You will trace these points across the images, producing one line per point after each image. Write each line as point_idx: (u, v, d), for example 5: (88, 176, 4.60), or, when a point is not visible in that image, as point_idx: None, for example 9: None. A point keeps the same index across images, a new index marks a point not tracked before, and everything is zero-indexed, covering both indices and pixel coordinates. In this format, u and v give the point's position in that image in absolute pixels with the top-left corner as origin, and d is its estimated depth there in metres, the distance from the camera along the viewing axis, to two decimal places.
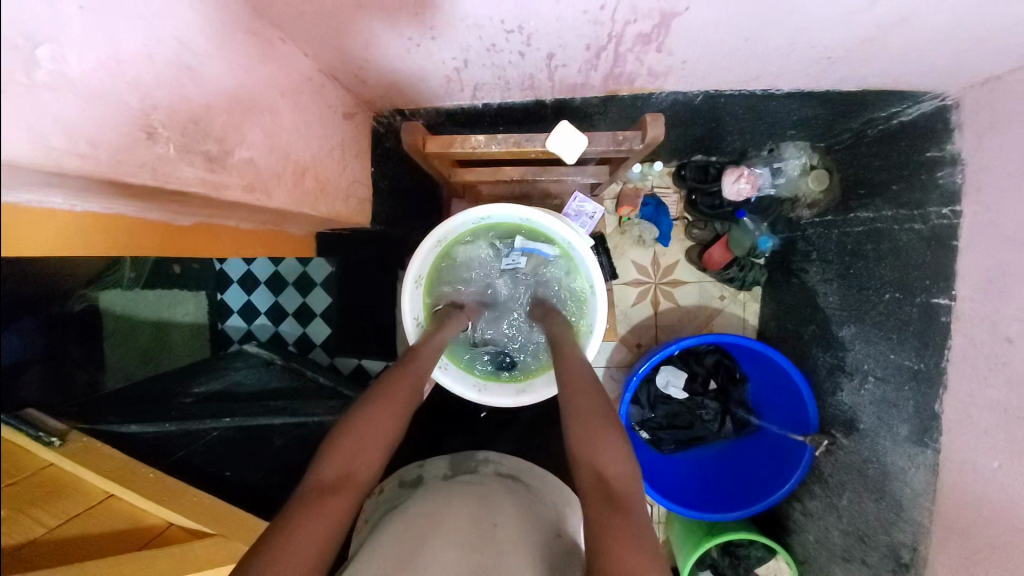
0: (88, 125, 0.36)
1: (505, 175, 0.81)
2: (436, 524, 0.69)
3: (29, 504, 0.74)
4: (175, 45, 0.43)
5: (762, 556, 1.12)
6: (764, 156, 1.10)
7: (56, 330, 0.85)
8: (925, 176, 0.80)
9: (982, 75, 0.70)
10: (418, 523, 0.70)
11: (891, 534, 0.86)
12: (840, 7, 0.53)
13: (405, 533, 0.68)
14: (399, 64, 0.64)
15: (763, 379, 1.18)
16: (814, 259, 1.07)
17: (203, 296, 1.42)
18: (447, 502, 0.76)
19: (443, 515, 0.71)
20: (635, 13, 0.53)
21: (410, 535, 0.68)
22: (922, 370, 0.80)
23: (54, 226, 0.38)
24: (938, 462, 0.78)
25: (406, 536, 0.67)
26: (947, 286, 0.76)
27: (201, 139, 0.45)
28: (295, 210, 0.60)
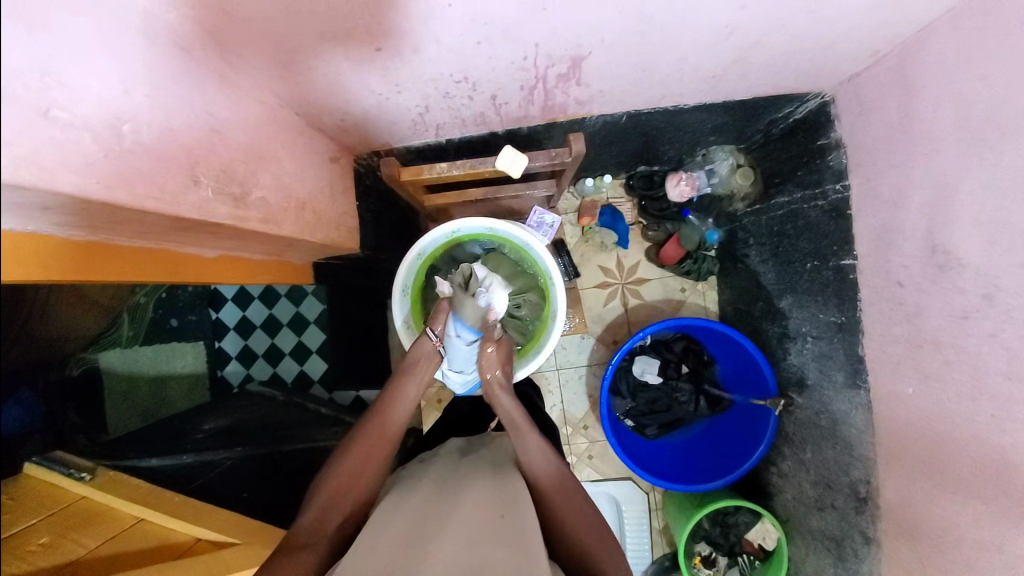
0: (155, 176, 0.46)
1: (472, 196, 0.95)
2: (454, 497, 0.68)
3: (67, 529, 0.83)
4: (209, 115, 0.54)
5: (749, 522, 1.19)
6: (699, 161, 1.24)
7: (57, 395, 1.05)
8: (819, 160, 0.96)
9: (845, 75, 0.86)
10: (434, 494, 0.69)
11: (849, 473, 0.95)
12: (705, 39, 0.68)
13: (420, 501, 0.68)
14: (374, 115, 0.78)
15: (727, 357, 1.29)
16: (752, 244, 1.23)
17: (201, 346, 1.51)
18: (463, 473, 0.76)
19: (460, 486, 0.71)
20: (552, 59, 0.68)
21: (426, 503, 0.67)
22: (844, 322, 0.93)
23: (121, 258, 0.52)
24: (870, 399, 0.89)
25: (422, 504, 0.67)
26: (850, 248, 0.90)
27: (230, 183, 0.56)
28: (298, 236, 0.71)
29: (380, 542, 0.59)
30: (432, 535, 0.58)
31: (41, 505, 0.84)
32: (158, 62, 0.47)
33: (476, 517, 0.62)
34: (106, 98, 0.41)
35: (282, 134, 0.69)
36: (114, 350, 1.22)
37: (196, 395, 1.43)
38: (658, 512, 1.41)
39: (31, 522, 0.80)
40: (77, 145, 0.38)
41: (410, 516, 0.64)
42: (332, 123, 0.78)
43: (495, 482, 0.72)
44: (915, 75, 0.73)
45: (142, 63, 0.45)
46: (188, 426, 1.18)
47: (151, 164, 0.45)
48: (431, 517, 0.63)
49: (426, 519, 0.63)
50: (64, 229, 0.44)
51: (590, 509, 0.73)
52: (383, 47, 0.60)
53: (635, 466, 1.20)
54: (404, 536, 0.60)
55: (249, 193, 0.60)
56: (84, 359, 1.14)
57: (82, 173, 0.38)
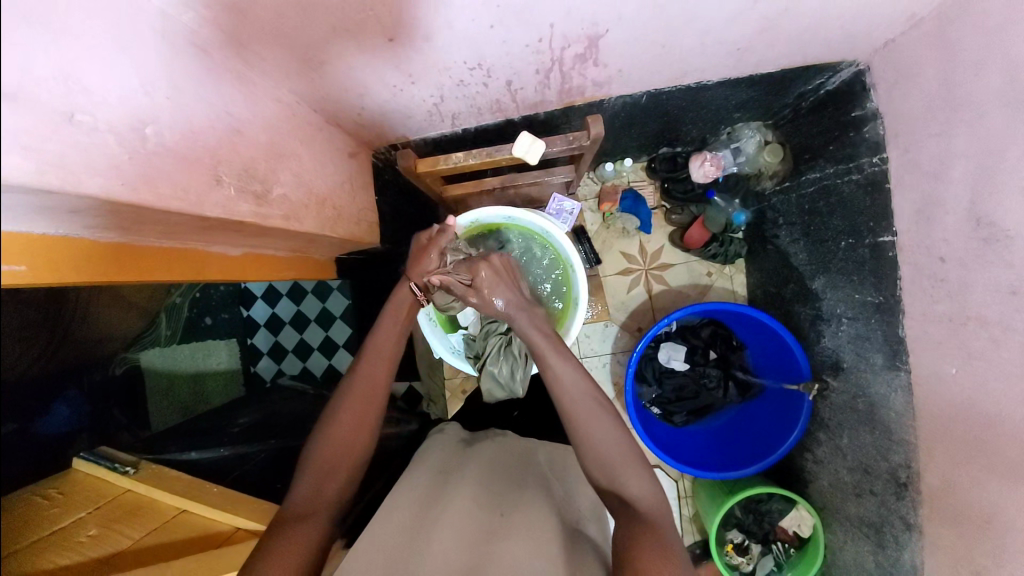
0: (181, 176, 0.47)
1: (490, 186, 0.93)
2: (457, 486, 0.70)
3: (114, 521, 0.88)
4: (227, 115, 0.54)
5: (784, 509, 1.16)
6: (723, 140, 1.20)
7: (101, 396, 1.12)
8: (854, 133, 0.91)
9: (880, 41, 0.82)
10: (439, 484, 0.71)
11: (889, 459, 0.91)
12: (728, 9, 0.65)
13: (425, 488, 0.70)
14: (389, 107, 0.77)
15: (757, 342, 1.25)
16: (782, 224, 1.18)
17: (235, 342, 1.56)
18: (468, 464, 0.77)
19: (463, 476, 0.72)
20: (567, 40, 0.66)
21: (430, 491, 0.70)
22: (882, 302, 0.89)
23: (148, 259, 0.53)
24: (911, 381, 0.85)
25: (425, 491, 0.70)
26: (887, 225, 0.85)
27: (251, 183, 0.57)
28: (319, 232, 0.72)
29: (384, 533, 0.62)
30: (434, 529, 0.61)
31: (87, 500, 0.90)
32: (175, 63, 0.48)
33: (475, 515, 0.65)
34: (128, 99, 0.41)
35: (300, 132, 0.69)
36: (153, 349, 1.26)
37: (232, 390, 1.48)
38: (687, 499, 1.40)
39: (79, 515, 0.86)
40: (103, 149, 0.39)
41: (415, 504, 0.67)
42: (349, 118, 0.78)
43: (496, 475, 0.75)
44: (957, 35, 0.68)
45: (160, 65, 0.46)
46: (224, 420, 1.22)
47: (176, 165, 0.46)
48: (432, 511, 0.65)
49: (431, 509, 0.65)
50: (93, 233, 0.46)
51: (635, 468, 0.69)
52: (395, 37, 0.59)
53: (663, 453, 1.18)
54: (407, 529, 0.62)
55: (271, 191, 0.61)
56: (127, 357, 1.19)
57: (109, 177, 0.39)
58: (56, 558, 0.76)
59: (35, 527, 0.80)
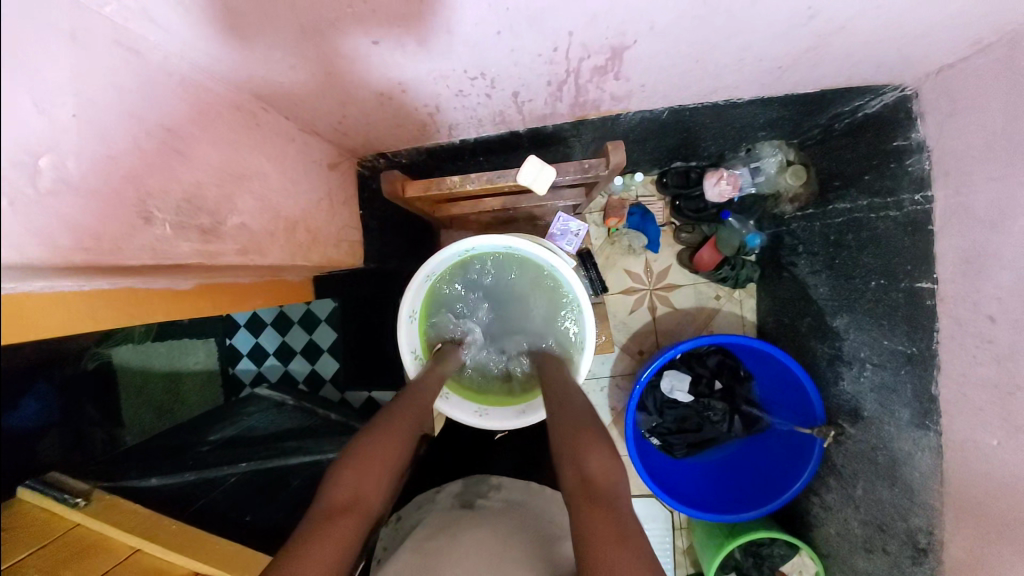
0: (92, 220, 0.37)
1: (488, 207, 0.84)
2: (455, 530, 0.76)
3: (60, 564, 0.78)
4: (166, 133, 0.44)
5: (786, 555, 1.09)
6: (742, 156, 1.10)
7: (75, 393, 1.08)
8: (894, 164, 0.82)
9: (934, 66, 0.73)
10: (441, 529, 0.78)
11: (908, 520, 0.84)
12: (779, 23, 0.55)
13: (430, 535, 0.77)
14: (376, 114, 0.67)
15: (767, 377, 1.18)
16: (801, 252, 1.09)
17: (213, 343, 1.46)
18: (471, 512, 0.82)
19: (466, 522, 0.79)
20: (586, 51, 0.56)
21: (420, 555, 0.71)
22: (915, 354, 0.81)
23: (80, 307, 0.43)
24: (942, 444, 0.77)
25: (417, 556, 0.72)
26: (928, 270, 0.77)
27: (196, 215, 0.47)
28: (288, 260, 0.62)
29: None
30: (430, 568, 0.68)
31: (32, 538, 0.81)
32: (95, 70, 0.38)
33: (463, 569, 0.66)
34: (12, 124, 0.31)
35: (268, 143, 0.59)
36: (127, 346, 1.19)
37: (211, 393, 1.42)
38: (683, 532, 1.33)
39: (21, 556, 0.76)
40: None
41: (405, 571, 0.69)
42: (330, 126, 0.68)
43: (485, 527, 0.75)
44: None
45: (72, 75, 0.36)
46: (193, 438, 1.13)
47: (84, 206, 0.36)
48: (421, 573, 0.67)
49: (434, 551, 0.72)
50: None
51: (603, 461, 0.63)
52: (381, 39, 0.50)
53: (662, 492, 1.10)
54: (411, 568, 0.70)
55: (224, 222, 0.51)
56: (100, 353, 1.12)
57: None
58: None
59: None
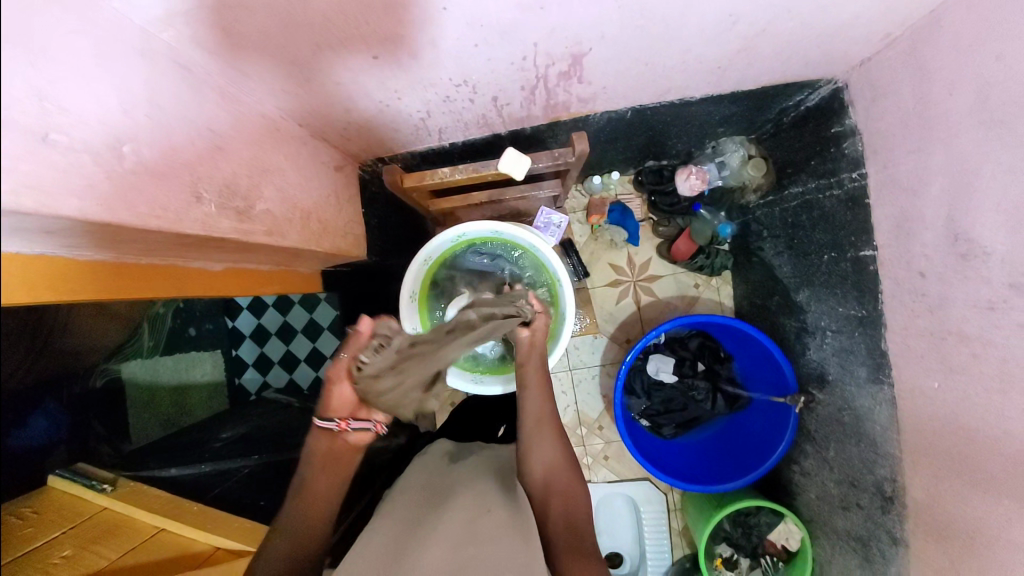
0: (160, 196, 0.47)
1: (476, 199, 0.94)
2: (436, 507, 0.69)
3: (89, 541, 0.85)
4: (206, 131, 0.54)
5: (772, 523, 1.16)
6: (708, 154, 1.21)
7: (80, 408, 1.09)
8: (834, 149, 0.93)
9: (856, 60, 0.84)
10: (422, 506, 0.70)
11: (875, 472, 0.92)
12: (710, 28, 0.66)
13: (409, 513, 0.69)
14: (376, 121, 0.77)
15: (744, 354, 1.26)
16: (766, 237, 1.19)
17: (219, 354, 1.50)
18: (455, 480, 0.75)
19: (450, 492, 0.72)
20: (551, 58, 0.67)
21: (416, 510, 0.70)
22: (865, 316, 0.90)
23: (137, 276, 0.54)
24: (894, 394, 0.85)
25: (411, 510, 0.70)
26: (869, 239, 0.87)
27: (233, 198, 0.57)
28: (302, 246, 0.71)
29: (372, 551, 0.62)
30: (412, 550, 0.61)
31: (63, 518, 0.88)
32: (157, 82, 0.49)
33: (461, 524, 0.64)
34: (106, 120, 0.42)
35: (284, 146, 0.69)
36: (135, 361, 1.22)
37: (214, 403, 1.44)
38: (678, 512, 1.39)
39: (54, 535, 0.84)
40: (79, 168, 0.39)
41: (399, 526, 0.67)
42: (336, 132, 0.78)
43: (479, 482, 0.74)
44: (930, 58, 0.70)
45: (140, 84, 0.46)
46: (207, 435, 1.20)
47: (153, 183, 0.46)
48: (416, 530, 0.64)
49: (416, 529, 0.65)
50: (72, 251, 0.46)
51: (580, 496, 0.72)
52: (379, 54, 0.60)
53: (653, 466, 1.17)
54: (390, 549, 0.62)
55: (254, 206, 0.61)
56: (108, 369, 1.15)
57: (84, 196, 0.39)
58: None
59: (8, 547, 0.77)
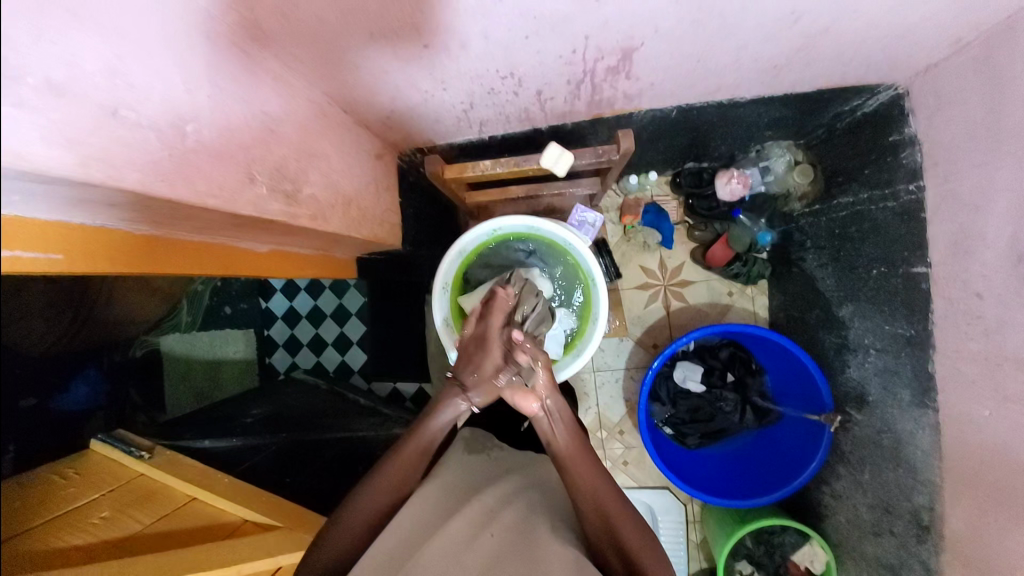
0: (216, 176, 0.48)
1: (513, 194, 0.94)
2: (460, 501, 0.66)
3: (126, 505, 0.89)
4: (260, 113, 0.55)
5: (795, 543, 1.12)
6: (753, 158, 1.17)
7: (121, 375, 1.18)
8: (891, 158, 0.88)
9: (922, 65, 0.80)
10: (447, 494, 0.68)
11: (912, 500, 0.87)
12: (769, 26, 0.64)
13: (434, 500, 0.67)
14: (418, 111, 0.77)
15: (778, 367, 1.22)
16: (810, 247, 1.15)
17: (252, 332, 1.54)
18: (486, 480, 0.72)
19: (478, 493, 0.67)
20: (601, 52, 0.66)
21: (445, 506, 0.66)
22: (913, 336, 0.85)
23: (188, 254, 0.56)
24: (939, 420, 0.81)
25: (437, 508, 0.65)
26: (923, 255, 0.82)
27: (281, 181, 0.58)
28: (342, 232, 0.73)
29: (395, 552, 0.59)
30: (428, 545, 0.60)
31: (103, 483, 0.93)
32: (218, 63, 0.50)
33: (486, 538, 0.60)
34: (169, 97, 0.43)
35: (329, 132, 0.70)
36: (174, 334, 1.29)
37: (245, 379, 1.47)
38: (695, 523, 1.36)
39: (93, 497, 0.88)
40: (143, 144, 0.40)
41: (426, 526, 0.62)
42: (379, 120, 0.79)
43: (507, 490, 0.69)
44: (1003, 66, 0.66)
45: (201, 64, 0.48)
46: (238, 411, 1.24)
47: (210, 161, 0.47)
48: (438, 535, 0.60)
49: (442, 519, 0.64)
50: (128, 224, 0.47)
51: (618, 496, 0.69)
52: (430, 43, 0.60)
53: (677, 476, 1.14)
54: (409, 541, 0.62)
55: (300, 190, 0.62)
56: (147, 340, 1.22)
57: (147, 172, 0.41)
58: (66, 535, 0.78)
59: (44, 509, 0.82)
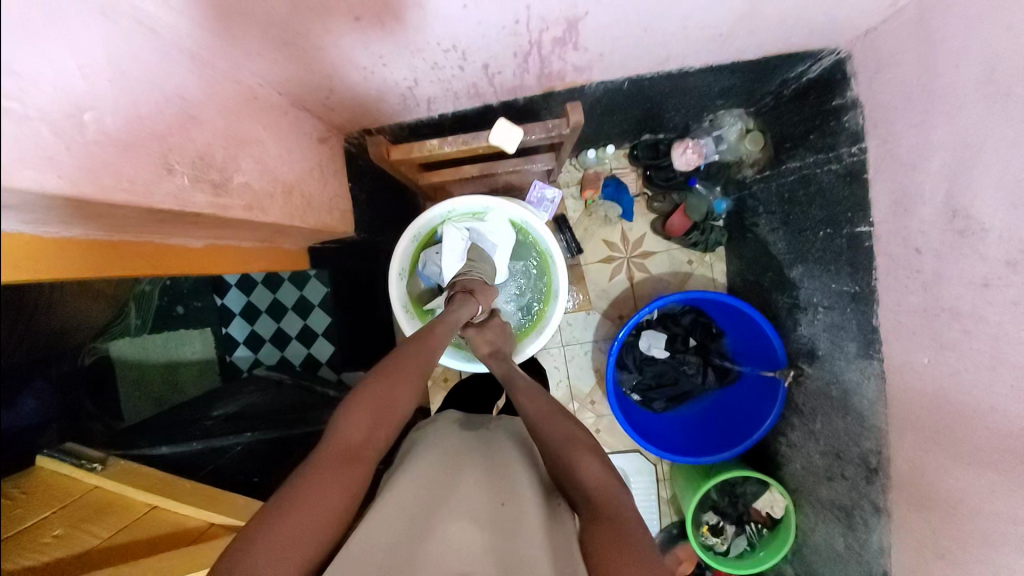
0: (128, 170, 0.44)
1: (467, 173, 0.92)
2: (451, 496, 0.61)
3: (81, 520, 0.85)
4: (178, 99, 0.51)
5: (757, 491, 1.19)
6: (705, 127, 1.18)
7: (69, 386, 1.04)
8: (834, 122, 0.91)
9: (861, 29, 0.81)
10: (430, 483, 0.64)
11: (861, 445, 0.93)
12: None
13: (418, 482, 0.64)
14: (360, 89, 0.73)
15: (735, 329, 1.27)
16: (762, 212, 1.18)
17: (208, 332, 1.46)
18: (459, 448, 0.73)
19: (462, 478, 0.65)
20: (545, 22, 0.63)
21: (428, 488, 0.63)
22: (858, 292, 0.90)
23: (112, 254, 0.52)
24: (883, 369, 0.86)
25: (420, 494, 0.62)
26: (865, 215, 0.86)
27: (208, 171, 0.54)
28: (285, 222, 0.69)
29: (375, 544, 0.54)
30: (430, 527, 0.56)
31: (51, 499, 0.85)
32: (119, 43, 0.45)
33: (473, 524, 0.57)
34: (61, 84, 0.39)
35: (263, 116, 0.66)
36: (122, 340, 1.19)
37: (207, 380, 1.41)
38: (667, 483, 1.42)
39: (44, 515, 0.82)
40: (35, 138, 0.36)
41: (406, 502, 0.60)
42: (318, 100, 0.75)
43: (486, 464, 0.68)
44: (936, 27, 0.68)
45: (100, 45, 0.43)
46: (198, 413, 1.18)
47: (118, 153, 0.43)
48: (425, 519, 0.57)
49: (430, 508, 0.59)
50: (37, 228, 0.43)
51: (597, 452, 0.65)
52: (361, 15, 0.57)
53: (645, 439, 1.18)
54: (410, 520, 0.58)
55: (230, 179, 0.58)
56: (96, 347, 1.12)
57: (41, 168, 0.37)
58: (19, 556, 0.72)
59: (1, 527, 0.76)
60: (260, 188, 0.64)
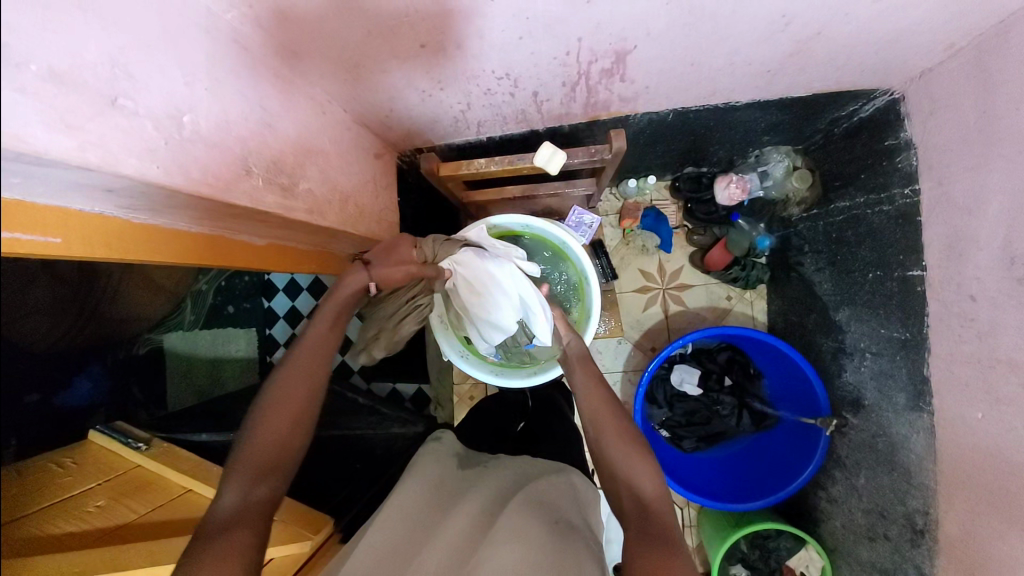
0: (213, 167, 0.50)
1: (510, 194, 0.95)
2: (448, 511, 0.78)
3: (122, 494, 0.90)
4: (260, 110, 0.57)
5: (791, 547, 1.11)
6: (751, 163, 1.19)
7: (122, 372, 1.18)
8: (886, 162, 0.89)
9: (916, 70, 0.80)
10: (434, 498, 0.80)
11: (906, 504, 0.86)
12: (759, 28, 0.64)
13: (425, 496, 0.80)
14: (415, 110, 0.78)
15: (775, 371, 1.22)
16: (807, 251, 1.15)
17: (253, 332, 1.53)
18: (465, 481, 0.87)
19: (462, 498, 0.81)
20: (594, 54, 0.67)
21: (431, 504, 0.79)
22: (908, 339, 0.85)
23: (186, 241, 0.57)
24: (933, 424, 0.80)
25: (424, 504, 0.78)
26: (918, 259, 0.82)
27: (278, 174, 0.60)
28: (339, 227, 0.74)
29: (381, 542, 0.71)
30: (420, 549, 0.70)
31: (99, 472, 0.95)
32: (216, 59, 0.52)
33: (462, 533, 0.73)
34: (167, 90, 0.45)
35: (329, 130, 0.72)
36: (176, 333, 1.29)
37: (248, 377, 1.46)
38: (693, 529, 1.35)
39: (89, 486, 0.90)
40: (142, 133, 0.42)
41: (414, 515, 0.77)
42: (377, 118, 0.80)
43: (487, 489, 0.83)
44: (996, 70, 0.66)
45: (201, 60, 0.49)
46: (236, 405, 1.22)
47: (207, 152, 0.49)
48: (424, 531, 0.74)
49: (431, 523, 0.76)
50: (126, 213, 0.49)
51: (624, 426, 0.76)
52: (426, 43, 0.62)
53: (672, 479, 1.14)
54: (406, 533, 0.73)
55: (297, 184, 0.64)
56: (151, 338, 1.23)
57: (145, 158, 0.42)
58: (60, 523, 0.81)
59: (48, 493, 0.86)
60: (320, 194, 0.70)
